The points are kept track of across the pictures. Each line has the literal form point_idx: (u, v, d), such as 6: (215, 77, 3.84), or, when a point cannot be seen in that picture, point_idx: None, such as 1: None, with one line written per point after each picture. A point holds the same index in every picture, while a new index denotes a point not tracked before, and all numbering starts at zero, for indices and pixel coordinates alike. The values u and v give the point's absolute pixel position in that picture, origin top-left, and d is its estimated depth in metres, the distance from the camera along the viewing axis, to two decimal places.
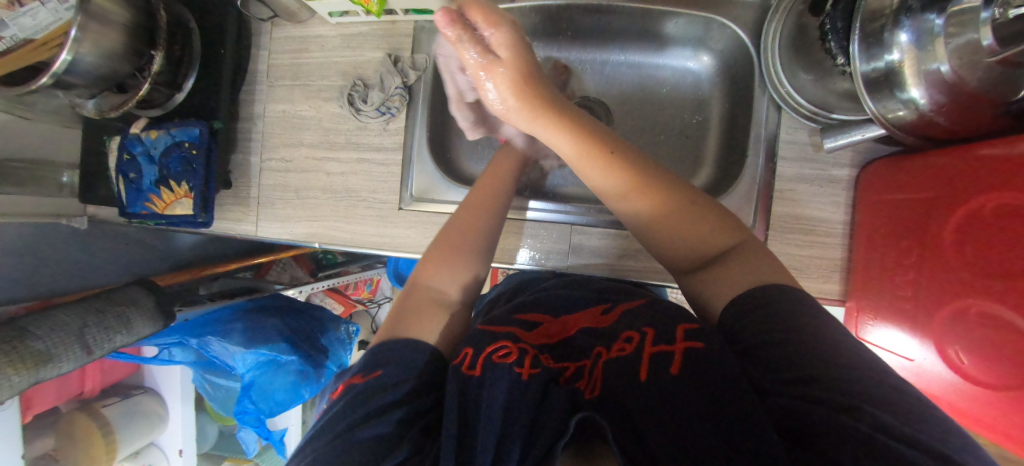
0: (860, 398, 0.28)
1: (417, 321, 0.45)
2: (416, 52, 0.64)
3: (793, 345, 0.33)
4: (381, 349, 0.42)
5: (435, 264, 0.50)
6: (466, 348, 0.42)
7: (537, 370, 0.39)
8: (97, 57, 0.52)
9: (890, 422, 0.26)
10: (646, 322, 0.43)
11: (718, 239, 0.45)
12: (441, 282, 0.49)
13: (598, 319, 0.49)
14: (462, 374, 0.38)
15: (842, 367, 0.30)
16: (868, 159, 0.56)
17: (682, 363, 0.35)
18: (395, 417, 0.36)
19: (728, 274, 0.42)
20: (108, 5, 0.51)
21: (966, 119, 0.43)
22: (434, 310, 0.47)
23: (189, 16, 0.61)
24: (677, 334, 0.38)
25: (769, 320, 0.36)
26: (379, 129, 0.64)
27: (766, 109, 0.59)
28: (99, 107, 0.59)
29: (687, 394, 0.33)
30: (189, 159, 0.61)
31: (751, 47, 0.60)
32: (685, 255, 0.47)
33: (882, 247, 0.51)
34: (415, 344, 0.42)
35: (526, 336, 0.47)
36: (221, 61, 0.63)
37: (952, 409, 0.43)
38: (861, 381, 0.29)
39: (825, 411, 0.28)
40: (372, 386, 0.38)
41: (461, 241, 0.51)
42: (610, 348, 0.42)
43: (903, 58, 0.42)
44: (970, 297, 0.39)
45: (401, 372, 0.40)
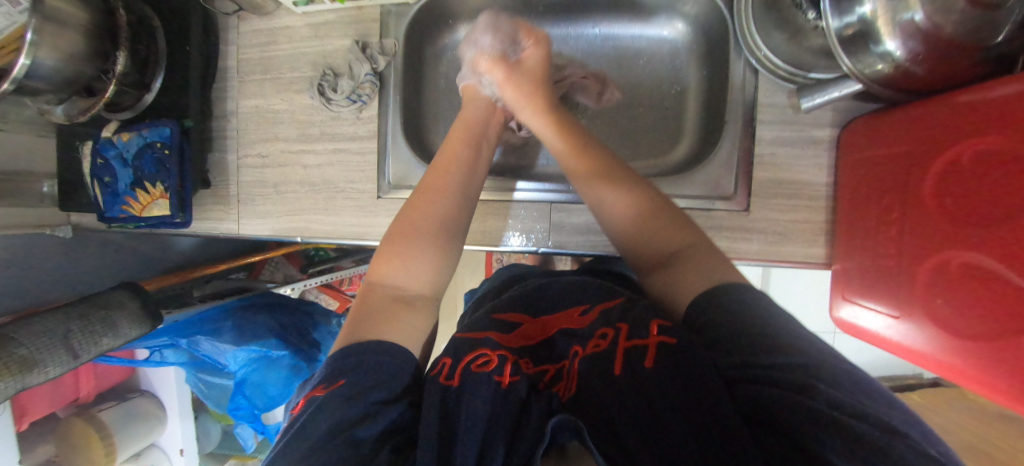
0: (813, 378, 0.28)
1: (379, 324, 0.42)
2: (384, 37, 0.63)
3: (748, 328, 0.32)
4: (345, 355, 0.39)
5: (392, 257, 0.47)
6: (444, 358, 0.43)
7: (516, 378, 0.39)
8: (57, 60, 0.52)
9: (838, 397, 0.27)
10: (621, 317, 0.43)
11: (673, 242, 0.44)
12: (399, 275, 0.46)
13: (574, 320, 0.48)
14: (439, 385, 0.38)
15: (790, 348, 0.30)
16: (849, 117, 0.55)
17: (655, 356, 0.36)
18: (360, 434, 0.33)
19: (677, 278, 0.41)
20: (63, 6, 0.50)
21: (943, 68, 0.42)
22: (395, 307, 0.44)
23: (153, 14, 0.60)
24: (649, 328, 0.38)
25: (725, 302, 0.35)
26: (353, 118, 0.63)
27: (743, 73, 0.58)
28: (67, 112, 0.59)
29: (659, 384, 0.33)
30: (162, 159, 0.61)
31: (724, 9, 0.59)
32: (643, 253, 0.46)
33: (863, 205, 0.50)
34: (381, 345, 0.40)
35: (504, 340, 0.47)
36: (188, 59, 0.63)
37: (941, 368, 0.41)
38: (805, 358, 0.29)
39: (781, 392, 0.28)
40: (338, 396, 0.36)
41: (418, 228, 0.49)
42: (586, 346, 0.43)
43: (875, 8, 0.40)
44: (952, 250, 0.38)
45: (365, 374, 0.37)
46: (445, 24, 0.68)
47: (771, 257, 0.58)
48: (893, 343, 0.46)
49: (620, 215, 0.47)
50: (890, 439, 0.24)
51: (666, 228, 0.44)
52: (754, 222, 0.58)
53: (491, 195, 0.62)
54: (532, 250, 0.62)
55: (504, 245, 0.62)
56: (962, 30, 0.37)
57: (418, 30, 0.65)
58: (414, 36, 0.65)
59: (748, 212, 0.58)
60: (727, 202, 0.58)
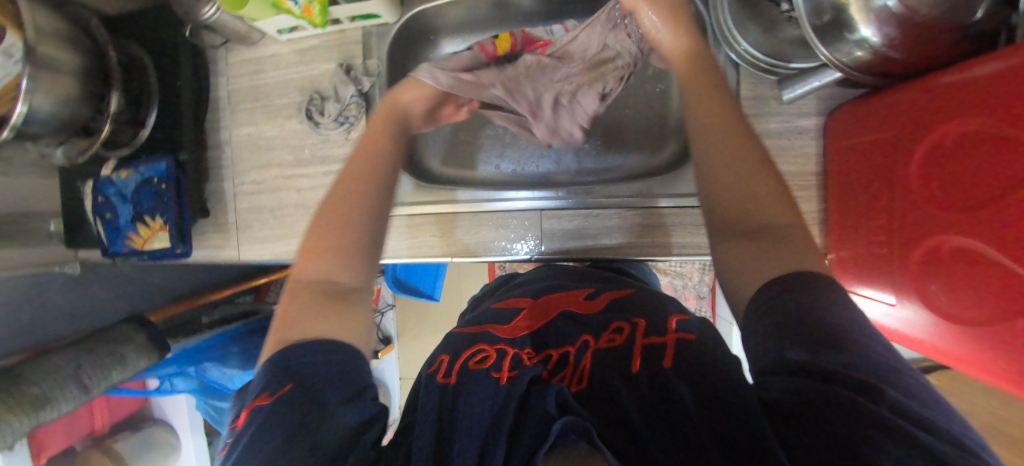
0: (879, 381, 0.25)
1: (310, 320, 0.38)
2: (367, 58, 0.64)
3: (813, 318, 0.28)
4: (287, 357, 0.35)
5: (312, 252, 0.42)
6: (443, 355, 0.43)
7: (517, 371, 0.39)
8: (53, 104, 0.53)
9: (904, 403, 0.24)
10: (637, 314, 0.45)
11: (768, 205, 0.36)
12: (325, 267, 0.42)
13: (585, 306, 0.50)
14: (438, 382, 0.38)
15: (860, 345, 0.27)
16: (834, 104, 0.54)
17: (674, 352, 0.37)
18: (318, 438, 0.30)
19: (772, 248, 0.34)
20: (56, 53, 0.52)
21: (921, 51, 0.41)
22: (327, 300, 0.39)
23: (144, 54, 0.63)
24: (669, 326, 0.41)
25: (808, 287, 0.30)
26: (342, 139, 0.64)
27: (725, 68, 0.58)
28: (67, 153, 0.60)
29: (677, 379, 0.33)
30: (160, 193, 0.62)
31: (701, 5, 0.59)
32: (722, 219, 0.38)
33: (854, 193, 0.49)
34: (328, 347, 0.36)
35: (505, 331, 0.47)
36: (180, 94, 0.64)
37: (940, 353, 0.40)
38: (875, 360, 0.26)
39: (838, 391, 0.25)
40: (288, 401, 0.32)
41: (343, 210, 0.44)
42: (598, 338, 0.44)
43: None
44: (941, 234, 0.38)
45: (315, 377, 0.34)
46: (428, 40, 0.69)
47: None
48: (894, 331, 0.45)
49: (717, 165, 0.39)
50: (958, 453, 0.22)
51: (759, 193, 0.37)
52: None
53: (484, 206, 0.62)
54: (523, 258, 0.63)
55: (498, 255, 0.63)
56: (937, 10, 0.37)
57: (401, 49, 0.66)
58: (398, 54, 0.66)
59: None
60: None
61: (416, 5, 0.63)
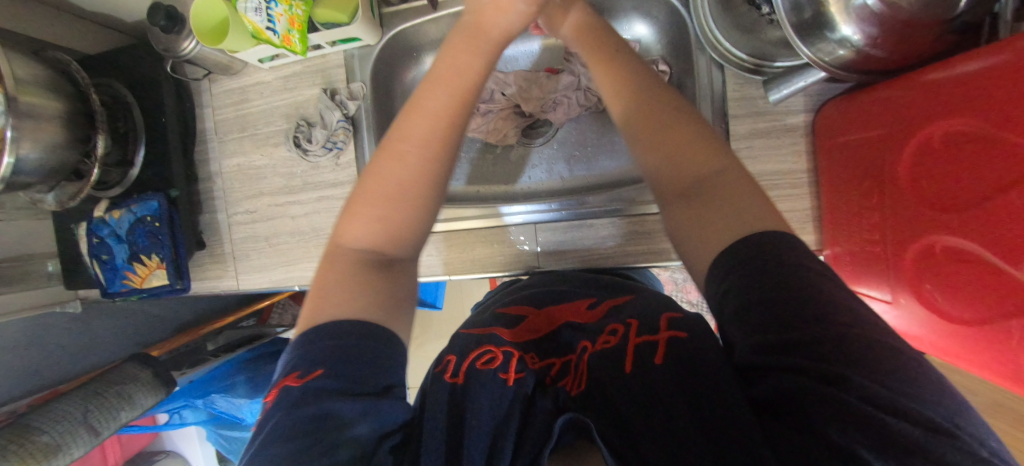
0: (842, 364, 0.25)
1: (341, 297, 0.38)
2: (351, 81, 0.64)
3: (778, 300, 0.28)
4: (325, 341, 0.35)
5: (357, 218, 0.42)
6: (449, 356, 0.43)
7: (524, 374, 0.38)
8: (40, 151, 0.53)
9: (870, 384, 0.24)
10: (632, 315, 0.45)
11: (702, 165, 0.39)
12: (372, 238, 0.42)
13: (586, 316, 0.49)
14: (445, 383, 0.38)
15: (821, 322, 0.27)
16: (822, 101, 0.54)
17: (665, 351, 0.36)
18: (353, 432, 0.31)
19: (707, 211, 0.36)
20: (37, 101, 0.52)
21: (904, 48, 0.41)
22: (366, 273, 0.40)
23: (126, 91, 0.63)
24: (662, 325, 0.40)
25: (762, 263, 0.30)
26: (332, 165, 0.64)
27: (709, 70, 0.57)
28: (58, 198, 0.60)
29: (670, 381, 0.32)
30: (153, 231, 0.62)
31: (682, 9, 0.59)
32: (663, 183, 0.41)
33: (844, 191, 0.49)
34: (360, 328, 0.36)
35: (510, 333, 0.47)
36: (166, 129, 0.64)
37: (938, 348, 0.40)
38: (842, 334, 0.26)
39: (804, 380, 0.25)
40: (324, 391, 0.32)
41: (391, 174, 0.43)
42: (595, 341, 0.43)
43: None
44: (931, 235, 0.38)
45: (353, 371, 0.33)
46: (411, 57, 0.68)
47: None
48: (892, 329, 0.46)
49: (653, 137, 0.41)
50: (931, 439, 0.21)
51: (693, 153, 0.39)
52: None
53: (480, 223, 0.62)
54: (520, 273, 0.62)
55: (498, 271, 0.63)
56: (917, 5, 0.38)
57: (384, 69, 0.66)
58: (381, 75, 0.66)
59: None
60: None
61: (396, 24, 0.63)
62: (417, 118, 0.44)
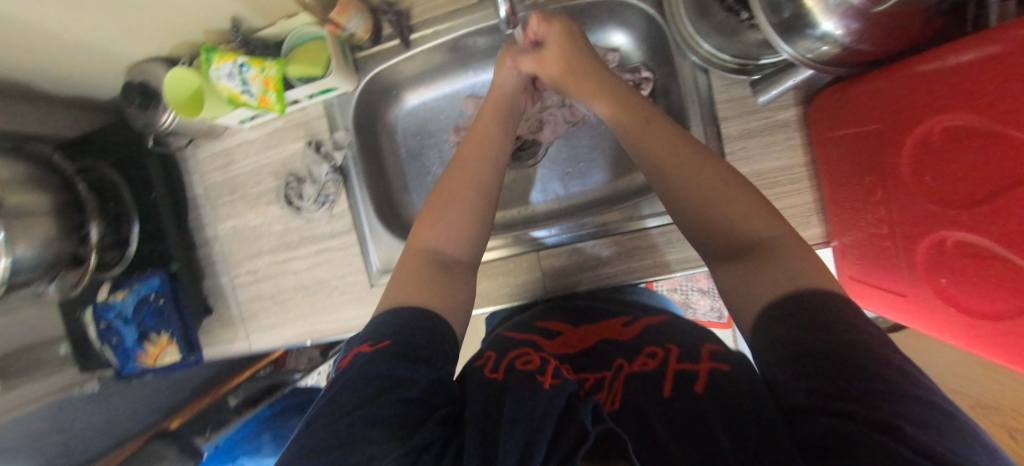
0: (888, 412, 0.24)
1: (412, 288, 0.45)
2: (334, 130, 0.63)
3: (827, 348, 0.28)
4: (394, 319, 0.42)
5: (434, 221, 0.50)
6: (491, 355, 0.45)
7: (559, 379, 0.36)
8: (36, 248, 0.53)
9: (920, 437, 0.23)
10: (671, 340, 0.43)
11: (755, 229, 0.39)
12: (442, 240, 0.50)
13: (622, 333, 0.48)
14: (487, 379, 0.39)
15: (871, 372, 0.26)
16: (811, 92, 0.53)
17: (706, 381, 0.34)
18: (405, 397, 0.34)
19: (758, 273, 0.36)
20: (23, 199, 0.51)
21: (890, 39, 0.40)
22: (435, 271, 0.47)
23: (113, 171, 0.62)
24: (701, 355, 0.38)
25: (810, 310, 0.30)
26: (326, 217, 0.64)
27: (694, 74, 0.56)
28: (61, 288, 0.60)
29: (713, 412, 0.30)
30: (159, 308, 0.64)
31: (658, 16, 0.58)
32: (710, 242, 0.42)
33: (845, 184, 0.48)
34: (430, 316, 0.42)
35: (548, 346, 0.48)
36: (156, 203, 0.64)
37: (961, 339, 0.39)
38: (890, 386, 0.25)
39: (851, 425, 0.24)
40: (388, 354, 0.37)
41: (459, 176, 0.52)
42: (632, 362, 0.41)
43: None
44: (942, 229, 0.37)
45: (413, 343, 0.39)
46: (391, 96, 0.67)
47: None
48: (914, 321, 0.45)
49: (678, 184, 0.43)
50: None
51: (723, 192, 0.41)
52: None
53: (484, 256, 0.63)
54: (528, 302, 0.62)
55: (506, 303, 0.63)
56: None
57: (365, 112, 0.65)
58: (364, 118, 0.65)
59: None
60: None
61: (371, 67, 0.62)
62: (466, 164, 0.53)
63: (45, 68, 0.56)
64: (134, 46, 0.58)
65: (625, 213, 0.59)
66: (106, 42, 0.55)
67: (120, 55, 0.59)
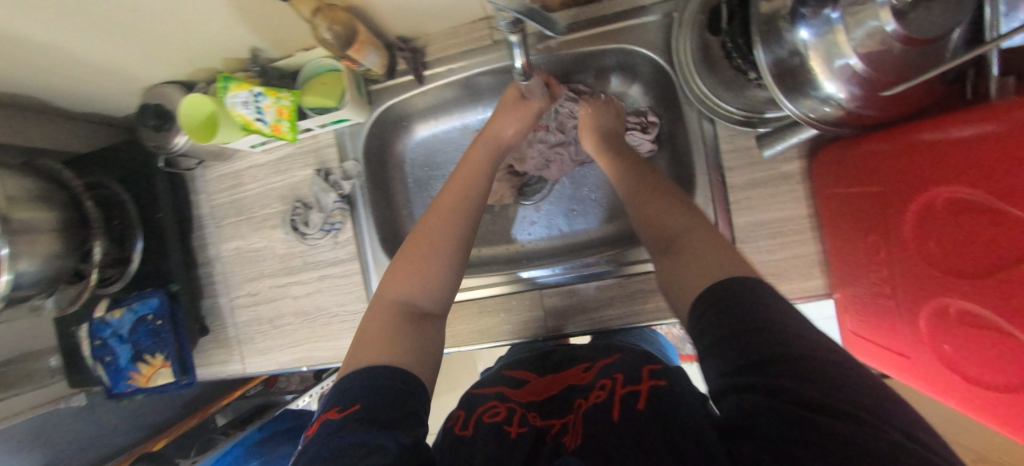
0: (784, 376, 0.26)
1: (381, 345, 0.44)
2: (344, 160, 0.64)
3: (734, 329, 0.30)
4: (361, 381, 0.40)
5: (404, 275, 0.50)
6: (460, 412, 0.45)
7: (525, 427, 0.39)
8: (37, 265, 0.53)
9: (806, 392, 0.25)
10: (619, 368, 0.43)
11: (681, 226, 0.43)
12: (412, 291, 0.49)
13: (583, 377, 0.47)
14: (456, 436, 0.41)
15: (767, 336, 0.28)
16: (815, 147, 0.54)
17: (648, 399, 0.35)
18: (371, 463, 0.31)
19: (686, 267, 0.39)
20: (31, 215, 0.51)
21: (893, 106, 0.41)
22: (406, 323, 0.47)
23: (122, 190, 0.63)
24: (644, 376, 0.39)
25: (723, 303, 0.32)
26: (331, 244, 0.64)
27: (700, 123, 0.58)
28: (59, 304, 0.60)
29: (649, 430, 0.31)
30: (155, 329, 0.63)
31: (666, 65, 0.59)
32: (647, 238, 0.46)
33: (848, 240, 0.49)
34: (396, 373, 0.41)
35: (517, 394, 0.47)
36: (162, 222, 0.64)
37: (961, 404, 0.38)
38: (781, 339, 0.28)
39: (755, 398, 0.26)
40: (355, 418, 0.36)
41: (433, 237, 0.52)
42: (588, 398, 0.40)
43: (808, 50, 0.40)
44: (944, 295, 0.37)
45: (381, 404, 0.37)
46: (401, 128, 0.69)
47: None
48: (916, 382, 0.44)
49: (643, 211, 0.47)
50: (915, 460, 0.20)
51: (670, 211, 0.45)
52: None
53: (486, 292, 0.63)
54: (528, 340, 0.62)
55: (507, 340, 0.62)
56: (904, 65, 0.36)
57: (376, 142, 0.66)
58: (374, 148, 0.66)
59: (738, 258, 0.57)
60: None
61: (384, 100, 0.63)
62: (441, 208, 0.54)
63: (64, 86, 0.58)
64: (154, 69, 0.59)
65: (615, 257, 0.60)
66: (127, 64, 0.56)
67: (139, 77, 0.60)
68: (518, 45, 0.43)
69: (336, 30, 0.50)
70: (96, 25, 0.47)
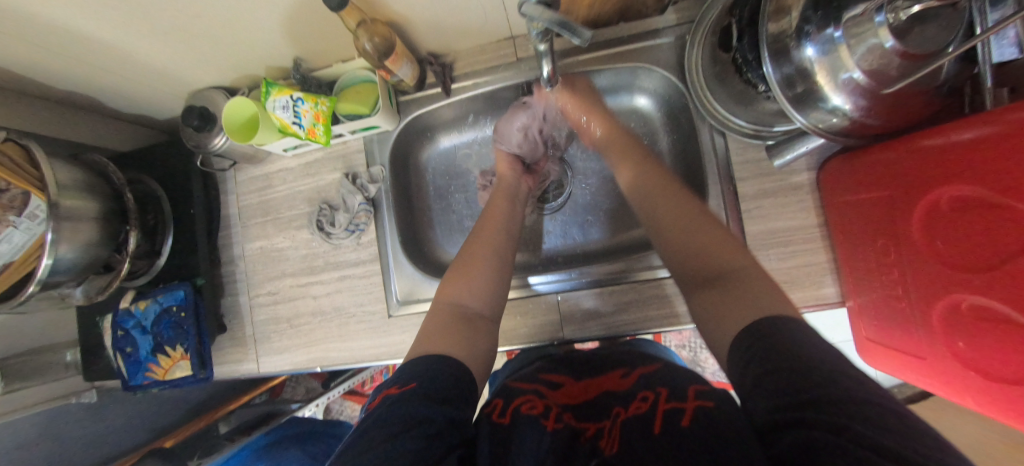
0: (848, 417, 0.25)
1: (439, 339, 0.45)
2: (371, 165, 0.67)
3: (783, 367, 0.30)
4: (418, 363, 0.41)
5: (458, 279, 0.52)
6: (498, 400, 0.45)
7: (561, 424, 0.40)
8: (75, 251, 0.55)
9: (873, 436, 0.24)
10: (662, 383, 0.42)
11: (725, 260, 0.44)
12: (462, 294, 0.50)
13: (617, 384, 0.46)
14: (494, 423, 0.41)
15: (824, 381, 0.28)
16: (822, 160, 0.57)
17: (693, 417, 0.35)
18: (428, 432, 0.34)
19: (728, 298, 0.40)
20: (78, 203, 0.54)
21: (896, 116, 0.44)
22: (457, 324, 0.47)
23: (158, 187, 0.66)
24: (688, 393, 0.38)
25: (759, 345, 0.33)
26: (353, 245, 0.66)
27: (711, 136, 0.61)
28: (86, 292, 0.61)
29: (691, 447, 0.32)
30: (178, 321, 0.64)
31: (678, 82, 0.63)
32: (682, 270, 0.47)
33: (859, 246, 0.50)
34: (444, 360, 0.42)
35: (554, 395, 0.47)
36: (193, 219, 0.67)
37: (981, 405, 0.38)
38: (818, 369, 0.29)
39: (814, 434, 0.25)
40: (415, 395, 0.37)
41: (482, 251, 0.54)
42: (628, 407, 0.40)
43: (814, 65, 0.42)
44: (956, 292, 0.37)
45: (439, 385, 0.39)
46: (426, 138, 0.72)
47: None
48: (937, 386, 0.44)
49: (680, 251, 0.48)
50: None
51: (712, 246, 0.45)
52: None
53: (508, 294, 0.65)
54: (543, 343, 0.63)
55: (522, 343, 0.63)
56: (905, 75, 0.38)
57: (401, 150, 0.70)
58: (399, 155, 0.70)
59: None
60: None
61: (413, 110, 0.67)
62: (488, 229, 0.57)
63: (119, 87, 0.62)
64: (202, 75, 0.64)
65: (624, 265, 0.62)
66: (180, 69, 0.61)
67: (188, 81, 0.65)
68: (546, 53, 0.48)
69: (376, 41, 0.54)
70: (160, 31, 0.52)
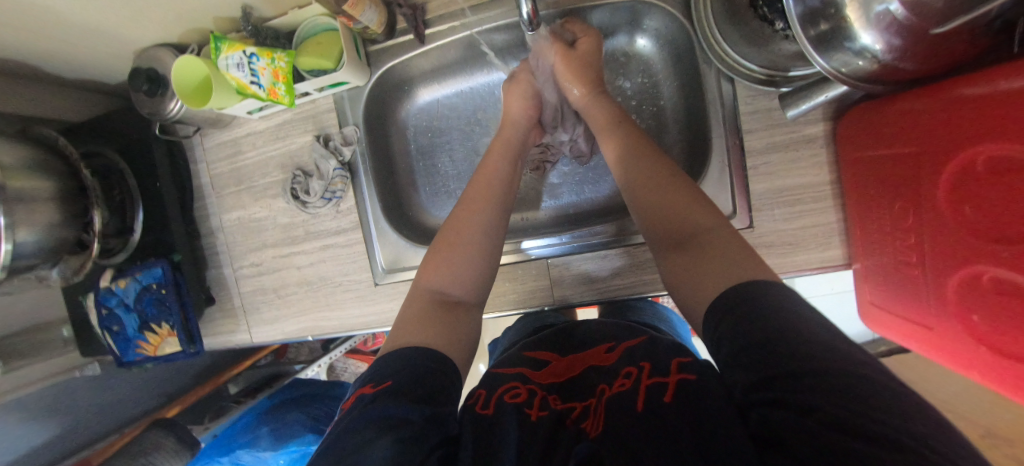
0: (810, 393, 0.25)
1: (420, 329, 0.43)
2: (343, 125, 0.62)
3: (756, 340, 0.29)
4: (396, 358, 0.39)
5: (436, 264, 0.49)
6: (481, 390, 0.43)
7: (546, 412, 0.37)
8: (37, 234, 0.52)
9: (849, 416, 0.23)
10: (644, 355, 0.41)
11: (698, 222, 0.41)
12: (444, 280, 0.48)
13: (602, 357, 0.45)
14: (477, 415, 0.38)
15: (795, 358, 0.27)
16: (840, 109, 0.51)
17: (675, 391, 0.33)
18: (404, 434, 0.32)
19: (704, 266, 0.38)
20: (27, 183, 0.50)
21: (934, 60, 0.37)
22: (436, 310, 0.45)
23: (121, 159, 0.61)
24: (670, 368, 0.36)
25: (733, 317, 0.32)
26: (332, 213, 0.63)
27: (717, 83, 0.55)
28: (62, 273, 0.59)
29: (676, 424, 0.30)
30: (160, 298, 0.63)
31: (683, 19, 0.56)
32: (655, 232, 0.44)
33: (876, 208, 0.46)
34: (427, 353, 0.40)
35: (542, 375, 0.45)
36: (162, 192, 0.63)
37: (985, 377, 0.36)
38: (816, 353, 0.26)
39: (786, 414, 0.25)
40: (390, 393, 0.35)
41: (457, 229, 0.50)
42: (612, 384, 0.39)
43: None
44: (979, 264, 0.34)
45: (415, 378, 0.37)
46: (403, 91, 0.66)
47: (786, 269, 0.55)
48: (942, 355, 0.42)
49: (654, 216, 0.44)
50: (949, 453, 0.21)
51: (691, 208, 0.42)
52: (760, 236, 0.55)
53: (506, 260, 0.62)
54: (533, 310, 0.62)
55: (512, 309, 0.62)
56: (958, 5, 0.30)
57: (377, 107, 0.64)
58: (375, 113, 0.64)
59: (753, 226, 0.55)
60: (728, 222, 0.56)
61: (384, 61, 0.60)
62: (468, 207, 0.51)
63: (50, 48, 0.55)
64: (144, 30, 0.56)
65: (620, 228, 0.59)
66: (116, 25, 0.53)
67: (129, 39, 0.57)
68: None
69: None
70: None
